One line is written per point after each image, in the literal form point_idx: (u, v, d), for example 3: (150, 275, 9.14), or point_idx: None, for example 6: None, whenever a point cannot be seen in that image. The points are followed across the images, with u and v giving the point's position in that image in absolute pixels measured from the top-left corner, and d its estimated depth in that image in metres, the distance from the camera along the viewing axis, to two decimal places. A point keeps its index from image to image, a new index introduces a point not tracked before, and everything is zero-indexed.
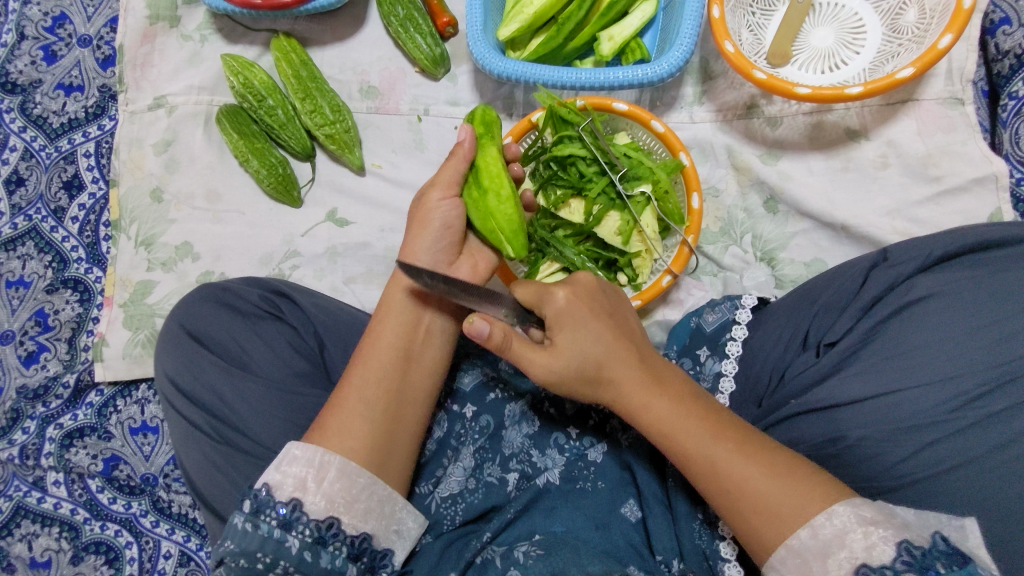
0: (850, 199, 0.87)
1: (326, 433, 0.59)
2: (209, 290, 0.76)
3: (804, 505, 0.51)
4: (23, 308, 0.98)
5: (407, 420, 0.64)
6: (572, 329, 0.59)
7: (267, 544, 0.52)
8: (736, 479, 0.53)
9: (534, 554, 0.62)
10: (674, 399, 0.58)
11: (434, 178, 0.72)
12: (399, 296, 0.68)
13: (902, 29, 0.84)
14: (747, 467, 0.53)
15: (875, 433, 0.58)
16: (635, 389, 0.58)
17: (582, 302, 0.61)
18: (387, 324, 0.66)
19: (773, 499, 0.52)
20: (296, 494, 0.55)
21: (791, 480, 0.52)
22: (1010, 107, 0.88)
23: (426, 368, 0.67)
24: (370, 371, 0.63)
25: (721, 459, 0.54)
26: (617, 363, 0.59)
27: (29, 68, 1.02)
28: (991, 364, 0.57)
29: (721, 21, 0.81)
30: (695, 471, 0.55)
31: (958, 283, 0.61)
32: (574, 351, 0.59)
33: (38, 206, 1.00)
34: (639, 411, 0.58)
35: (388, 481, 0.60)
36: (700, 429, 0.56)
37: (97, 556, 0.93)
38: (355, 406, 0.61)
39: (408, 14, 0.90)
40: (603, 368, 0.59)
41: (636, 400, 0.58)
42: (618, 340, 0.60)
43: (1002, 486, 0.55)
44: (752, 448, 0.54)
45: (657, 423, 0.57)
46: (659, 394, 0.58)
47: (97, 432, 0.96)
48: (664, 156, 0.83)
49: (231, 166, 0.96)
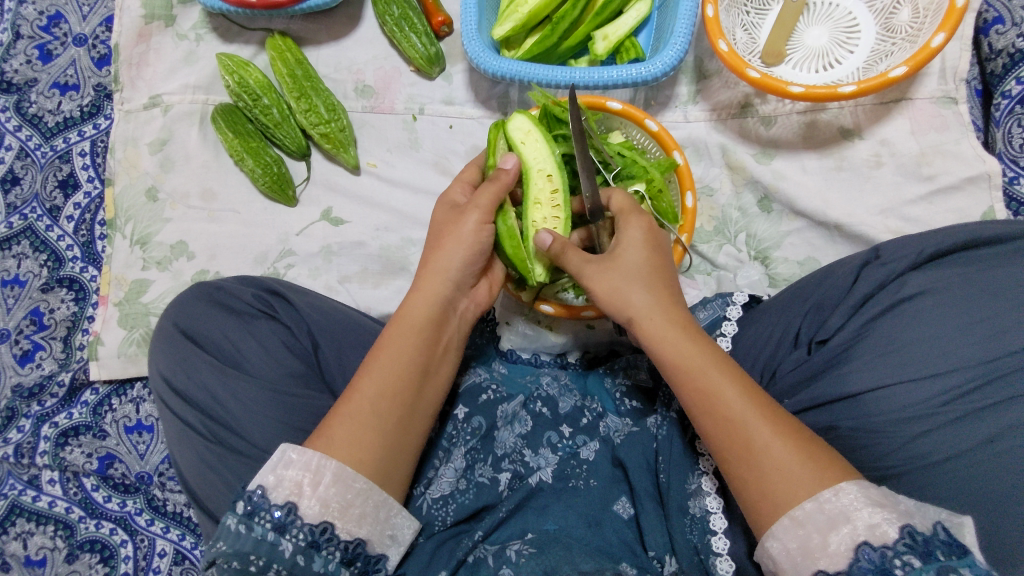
0: (844, 198, 0.87)
1: (332, 440, 0.59)
2: (204, 289, 0.76)
3: (814, 474, 0.51)
4: (19, 306, 0.99)
5: (416, 432, 0.64)
6: (632, 244, 0.65)
7: (261, 547, 0.52)
8: (764, 428, 0.53)
9: (526, 552, 0.62)
10: (715, 349, 0.60)
11: (471, 200, 0.71)
12: (424, 306, 0.68)
13: (896, 28, 0.84)
14: (775, 435, 0.53)
15: (865, 423, 0.59)
16: (683, 326, 0.61)
17: (657, 238, 0.67)
18: (407, 326, 0.66)
19: (788, 460, 0.52)
20: (292, 497, 0.55)
21: (806, 446, 0.52)
22: (1003, 106, 0.88)
23: (441, 381, 0.68)
24: (404, 335, 0.66)
25: (754, 404, 0.55)
26: (668, 300, 0.63)
27: (25, 67, 1.02)
28: (979, 360, 0.57)
29: (715, 20, 0.81)
30: (720, 410, 0.55)
31: (949, 281, 0.61)
32: (630, 259, 0.64)
33: (33, 205, 1.00)
34: (677, 347, 0.59)
35: (389, 489, 0.61)
36: (739, 375, 0.57)
37: (92, 555, 0.93)
38: (366, 417, 0.60)
39: (403, 14, 0.90)
40: (655, 300, 0.62)
41: (676, 336, 0.60)
42: (670, 286, 0.64)
43: (989, 481, 0.54)
44: (780, 418, 0.55)
45: (694, 357, 0.58)
46: (703, 339, 0.60)
47: (92, 431, 0.96)
48: (658, 155, 0.83)
49: (226, 165, 0.97)
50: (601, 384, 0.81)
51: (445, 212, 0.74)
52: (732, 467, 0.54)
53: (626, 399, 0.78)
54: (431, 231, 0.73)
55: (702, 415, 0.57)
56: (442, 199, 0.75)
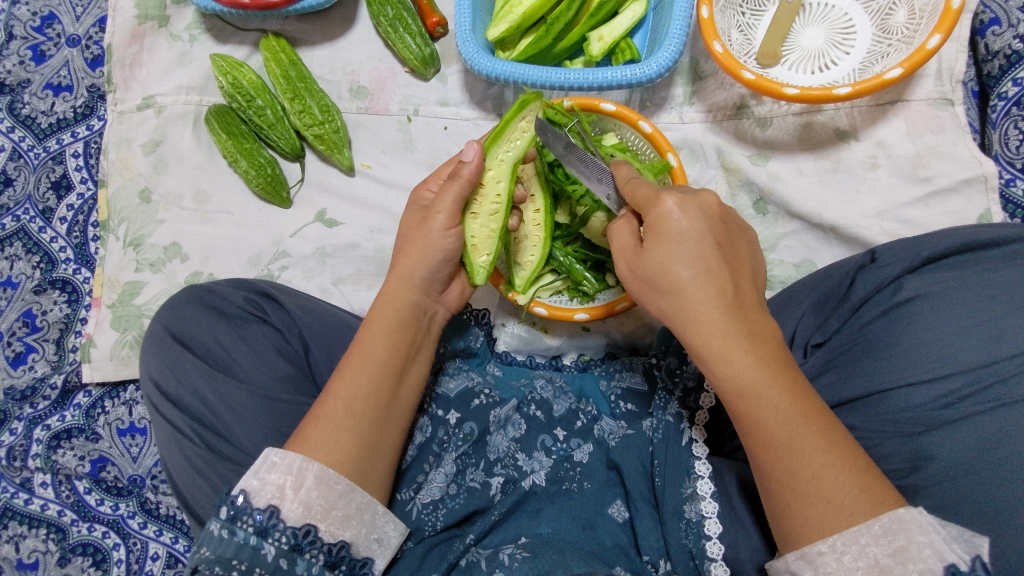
0: (840, 200, 0.87)
1: (308, 441, 0.59)
2: (195, 292, 0.75)
3: (862, 502, 0.49)
4: (11, 308, 0.98)
5: (392, 430, 0.64)
6: (662, 244, 0.56)
7: (242, 551, 0.52)
8: (811, 457, 0.50)
9: (519, 556, 0.62)
10: (766, 358, 0.53)
11: (435, 202, 0.69)
12: (392, 310, 0.68)
13: (892, 30, 0.84)
14: (824, 459, 0.50)
15: (871, 423, 0.59)
16: (728, 337, 0.54)
17: (692, 218, 0.56)
18: (380, 334, 0.66)
19: (840, 489, 0.49)
20: (273, 501, 0.54)
21: (857, 472, 0.50)
22: (999, 107, 0.87)
23: (415, 381, 0.68)
24: (374, 348, 0.65)
25: (801, 431, 0.51)
26: (710, 300, 0.54)
27: (18, 68, 1.01)
28: (979, 364, 0.56)
29: (710, 21, 0.80)
30: (767, 441, 0.52)
31: (947, 284, 0.60)
32: (658, 263, 0.56)
33: (26, 207, 1.00)
34: (722, 363, 0.54)
35: (370, 490, 0.61)
36: (790, 394, 0.52)
37: (84, 558, 0.93)
38: (340, 418, 0.61)
39: (398, 14, 0.89)
40: (692, 310, 0.55)
41: (721, 350, 0.54)
42: (716, 276, 0.55)
43: (990, 491, 0.53)
44: (830, 434, 0.51)
45: (737, 380, 0.53)
46: (753, 348, 0.53)
47: (84, 433, 0.96)
48: (651, 157, 0.82)
49: (220, 167, 0.96)
50: (596, 386, 0.81)
51: (413, 212, 0.72)
52: (767, 494, 0.53)
53: (621, 401, 0.77)
54: (398, 236, 0.73)
55: (745, 441, 0.54)
56: (413, 199, 0.73)
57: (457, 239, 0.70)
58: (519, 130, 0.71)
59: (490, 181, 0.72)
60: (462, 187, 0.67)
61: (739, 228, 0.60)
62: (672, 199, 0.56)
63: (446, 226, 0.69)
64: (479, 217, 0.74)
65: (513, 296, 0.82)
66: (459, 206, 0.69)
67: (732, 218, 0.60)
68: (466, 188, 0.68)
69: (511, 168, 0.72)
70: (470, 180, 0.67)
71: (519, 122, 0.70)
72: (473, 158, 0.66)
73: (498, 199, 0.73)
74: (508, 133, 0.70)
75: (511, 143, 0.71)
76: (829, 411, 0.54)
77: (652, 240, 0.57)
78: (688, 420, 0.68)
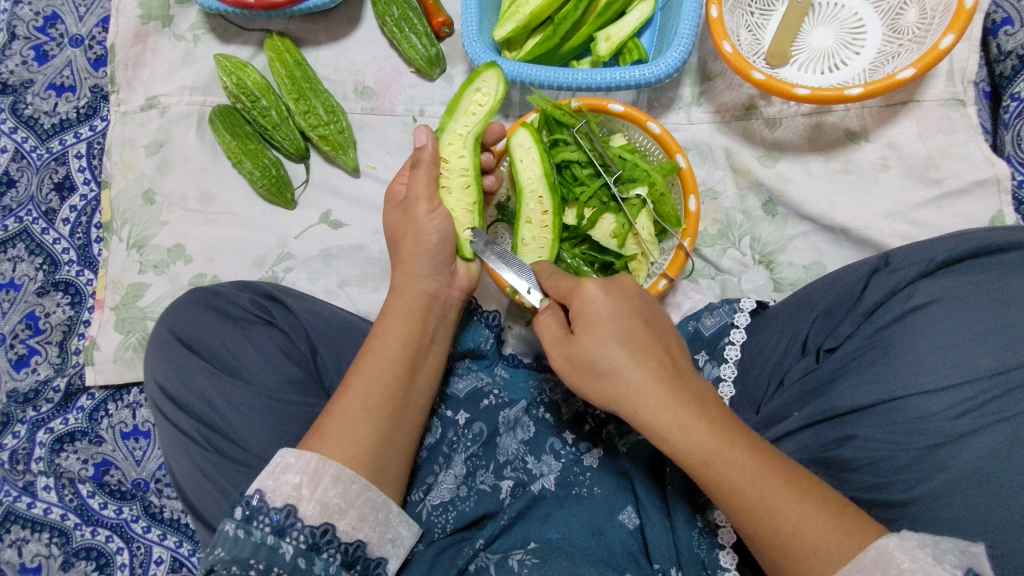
0: (849, 201, 0.86)
1: (324, 439, 0.58)
2: (200, 294, 0.75)
3: (845, 543, 0.47)
4: (14, 310, 0.98)
5: (404, 436, 0.62)
6: (592, 326, 0.57)
7: (260, 551, 0.52)
8: (786, 510, 0.50)
9: (528, 563, 0.60)
10: (719, 421, 0.53)
11: (411, 193, 0.70)
12: (403, 302, 0.68)
13: (903, 29, 0.83)
14: (803, 510, 0.49)
15: (887, 431, 0.57)
16: (677, 409, 0.53)
17: (613, 298, 0.58)
18: (366, 359, 0.64)
19: (824, 536, 0.48)
20: (290, 500, 0.54)
21: (836, 513, 0.49)
22: (1012, 108, 0.87)
23: (428, 376, 0.67)
24: (370, 366, 0.63)
25: (771, 490, 0.50)
26: (651, 374, 0.54)
27: (20, 68, 1.01)
28: (996, 369, 0.55)
29: (719, 21, 0.79)
30: (740, 505, 0.51)
31: (961, 289, 0.59)
32: (590, 346, 0.56)
33: (28, 208, 0.99)
34: (679, 437, 0.53)
35: (385, 489, 0.60)
36: (750, 452, 0.52)
37: (87, 562, 0.92)
38: (357, 414, 0.60)
39: (403, 14, 0.89)
40: (638, 387, 0.54)
41: (674, 425, 0.53)
42: (650, 350, 0.56)
43: (1006, 496, 0.52)
44: (802, 484, 0.51)
45: (695, 450, 0.52)
46: (705, 414, 0.53)
47: (87, 436, 0.95)
48: (660, 156, 0.81)
49: (224, 167, 0.95)
50: None
51: (394, 211, 0.73)
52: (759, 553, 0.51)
53: None
54: (393, 232, 0.73)
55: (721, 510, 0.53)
56: (389, 198, 0.74)
57: (447, 218, 0.70)
58: (475, 104, 0.75)
59: (454, 155, 0.74)
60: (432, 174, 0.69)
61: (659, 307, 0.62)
62: (593, 284, 0.59)
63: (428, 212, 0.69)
64: (453, 192, 0.74)
65: (520, 299, 0.80)
66: (433, 187, 0.70)
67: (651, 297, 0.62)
68: (432, 170, 0.69)
69: (471, 138, 0.74)
70: (431, 162, 0.69)
71: (476, 94, 0.74)
72: (426, 140, 0.68)
73: (466, 171, 0.74)
74: (463, 106, 0.74)
75: (469, 117, 0.75)
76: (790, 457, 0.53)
77: (583, 326, 0.57)
78: None
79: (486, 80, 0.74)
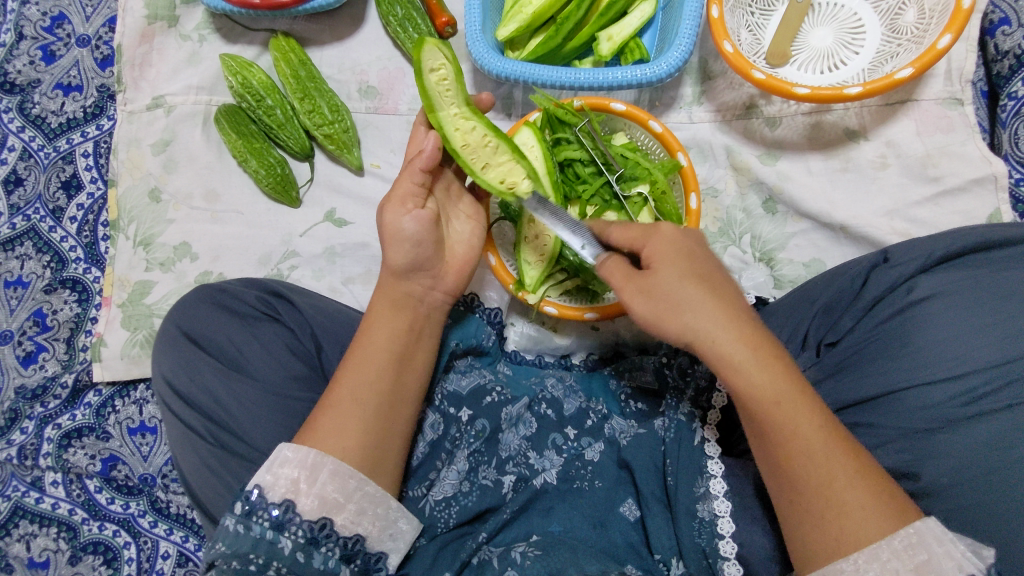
0: (849, 199, 0.87)
1: (316, 435, 0.59)
2: (207, 291, 0.76)
3: (892, 509, 0.50)
4: (21, 307, 0.99)
5: (392, 430, 0.62)
6: (675, 263, 0.58)
7: (259, 545, 0.53)
8: (845, 464, 0.51)
9: (531, 554, 0.62)
10: (790, 368, 0.55)
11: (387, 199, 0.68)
12: (384, 301, 0.67)
13: (901, 29, 0.84)
14: (857, 467, 0.51)
15: (893, 423, 0.58)
16: (757, 347, 0.54)
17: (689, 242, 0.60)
18: (353, 359, 0.64)
19: (875, 501, 0.50)
20: (288, 496, 0.55)
21: (881, 479, 0.51)
22: (1009, 107, 0.88)
23: (414, 372, 0.66)
24: (355, 366, 0.63)
25: (833, 442, 0.52)
26: (733, 312, 0.55)
27: (28, 68, 1.02)
28: (993, 361, 0.56)
29: (720, 21, 0.80)
30: (805, 452, 0.52)
31: (960, 284, 0.60)
32: (670, 281, 0.57)
33: (36, 206, 1.00)
34: (755, 375, 0.54)
35: (381, 482, 0.60)
36: (814, 402, 0.54)
37: (95, 557, 0.93)
38: (344, 412, 0.60)
39: (407, 14, 0.90)
40: (720, 321, 0.55)
41: (754, 363, 0.54)
42: (727, 291, 0.57)
43: (999, 489, 0.54)
44: (851, 444, 0.53)
45: (768, 392, 0.53)
46: (779, 358, 0.55)
47: (95, 432, 0.96)
48: (662, 155, 0.82)
49: (230, 166, 0.96)
50: (605, 386, 0.81)
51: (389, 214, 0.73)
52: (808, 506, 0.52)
53: (630, 401, 0.77)
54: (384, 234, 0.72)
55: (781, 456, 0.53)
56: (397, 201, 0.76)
57: (418, 215, 0.67)
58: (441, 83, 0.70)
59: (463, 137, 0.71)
60: (420, 178, 0.68)
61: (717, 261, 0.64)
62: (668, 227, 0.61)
63: (397, 221, 0.67)
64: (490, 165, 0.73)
65: (523, 296, 0.82)
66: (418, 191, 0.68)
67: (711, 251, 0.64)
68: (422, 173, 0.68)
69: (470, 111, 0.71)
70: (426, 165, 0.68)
71: (435, 73, 0.69)
72: (428, 144, 0.66)
73: (485, 138, 0.72)
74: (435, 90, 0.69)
75: (445, 97, 0.70)
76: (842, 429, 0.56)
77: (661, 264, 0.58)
78: (700, 421, 0.68)
79: (433, 55, 0.68)
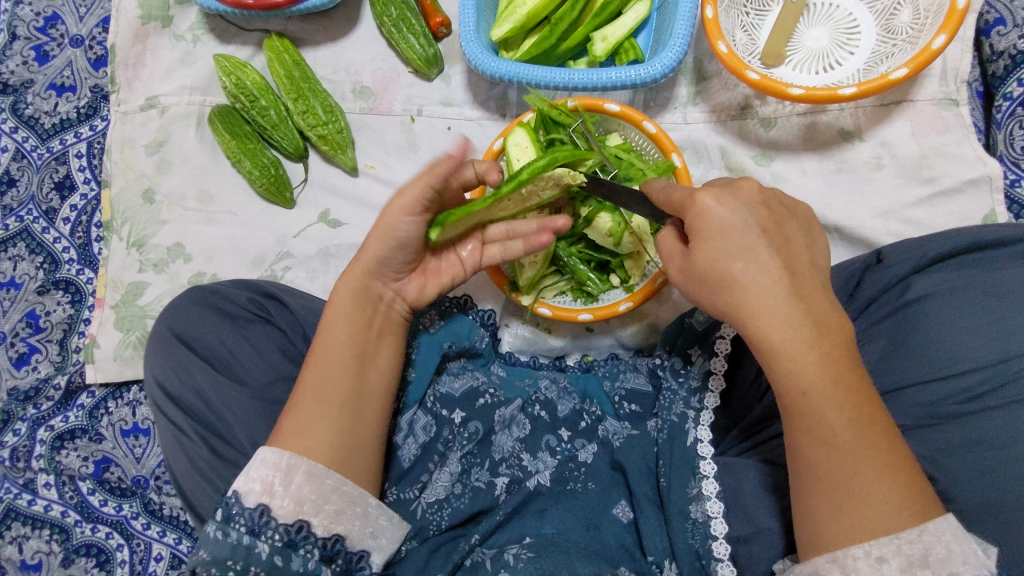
0: (844, 200, 0.87)
1: (283, 434, 0.59)
2: (199, 292, 0.75)
3: (908, 508, 0.49)
4: (14, 309, 0.98)
5: (359, 426, 0.61)
6: (715, 240, 0.54)
7: (237, 551, 0.54)
8: (864, 460, 0.50)
9: (524, 556, 0.62)
10: (830, 354, 0.51)
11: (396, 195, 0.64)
12: (346, 291, 0.66)
13: (896, 29, 0.84)
14: (881, 463, 0.50)
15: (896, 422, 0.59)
16: (792, 333, 0.52)
17: (735, 211, 0.54)
18: (319, 354, 0.63)
19: (893, 500, 0.49)
20: (264, 500, 0.55)
21: (905, 476, 0.50)
22: (1004, 108, 0.87)
23: (380, 368, 0.65)
24: (320, 361, 0.63)
25: (859, 436, 0.50)
26: (771, 294, 0.52)
27: (21, 69, 1.01)
28: (993, 359, 0.56)
29: (714, 21, 0.80)
30: (828, 442, 0.51)
31: (955, 284, 0.60)
32: (706, 259, 0.54)
33: (29, 207, 1.00)
34: (784, 361, 0.52)
35: (356, 478, 0.60)
36: (848, 392, 0.51)
37: (88, 559, 0.92)
38: (313, 408, 0.60)
39: (401, 15, 0.89)
40: (754, 305, 0.53)
41: (784, 349, 0.52)
42: (773, 268, 0.53)
43: (990, 491, 0.53)
44: (880, 437, 0.50)
45: (798, 379, 0.52)
46: (817, 345, 0.51)
47: (87, 434, 0.96)
48: (656, 157, 0.82)
49: (223, 167, 0.96)
50: (600, 387, 0.79)
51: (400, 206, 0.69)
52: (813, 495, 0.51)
53: (624, 402, 0.76)
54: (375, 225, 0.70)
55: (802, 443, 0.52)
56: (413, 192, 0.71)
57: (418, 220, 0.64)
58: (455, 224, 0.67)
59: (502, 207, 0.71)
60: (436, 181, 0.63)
61: (790, 211, 0.57)
62: (710, 197, 0.55)
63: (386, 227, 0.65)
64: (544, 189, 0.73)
65: (516, 297, 0.82)
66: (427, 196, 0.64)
67: (779, 202, 0.57)
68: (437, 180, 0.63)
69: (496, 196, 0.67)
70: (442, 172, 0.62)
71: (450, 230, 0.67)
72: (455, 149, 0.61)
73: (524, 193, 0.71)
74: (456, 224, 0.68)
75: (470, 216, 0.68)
76: (887, 413, 0.53)
77: (698, 242, 0.55)
78: (693, 420, 0.68)
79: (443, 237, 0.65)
